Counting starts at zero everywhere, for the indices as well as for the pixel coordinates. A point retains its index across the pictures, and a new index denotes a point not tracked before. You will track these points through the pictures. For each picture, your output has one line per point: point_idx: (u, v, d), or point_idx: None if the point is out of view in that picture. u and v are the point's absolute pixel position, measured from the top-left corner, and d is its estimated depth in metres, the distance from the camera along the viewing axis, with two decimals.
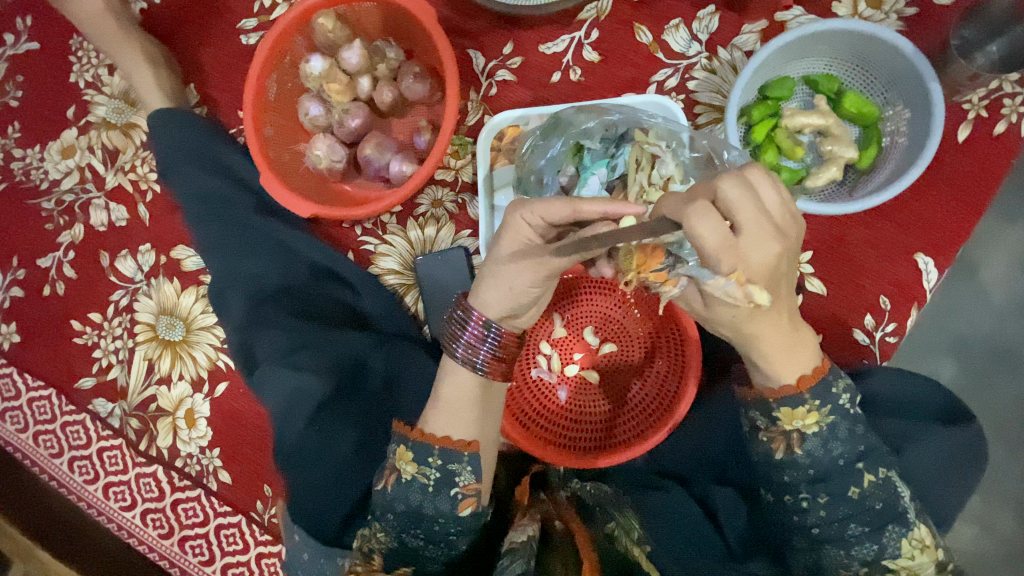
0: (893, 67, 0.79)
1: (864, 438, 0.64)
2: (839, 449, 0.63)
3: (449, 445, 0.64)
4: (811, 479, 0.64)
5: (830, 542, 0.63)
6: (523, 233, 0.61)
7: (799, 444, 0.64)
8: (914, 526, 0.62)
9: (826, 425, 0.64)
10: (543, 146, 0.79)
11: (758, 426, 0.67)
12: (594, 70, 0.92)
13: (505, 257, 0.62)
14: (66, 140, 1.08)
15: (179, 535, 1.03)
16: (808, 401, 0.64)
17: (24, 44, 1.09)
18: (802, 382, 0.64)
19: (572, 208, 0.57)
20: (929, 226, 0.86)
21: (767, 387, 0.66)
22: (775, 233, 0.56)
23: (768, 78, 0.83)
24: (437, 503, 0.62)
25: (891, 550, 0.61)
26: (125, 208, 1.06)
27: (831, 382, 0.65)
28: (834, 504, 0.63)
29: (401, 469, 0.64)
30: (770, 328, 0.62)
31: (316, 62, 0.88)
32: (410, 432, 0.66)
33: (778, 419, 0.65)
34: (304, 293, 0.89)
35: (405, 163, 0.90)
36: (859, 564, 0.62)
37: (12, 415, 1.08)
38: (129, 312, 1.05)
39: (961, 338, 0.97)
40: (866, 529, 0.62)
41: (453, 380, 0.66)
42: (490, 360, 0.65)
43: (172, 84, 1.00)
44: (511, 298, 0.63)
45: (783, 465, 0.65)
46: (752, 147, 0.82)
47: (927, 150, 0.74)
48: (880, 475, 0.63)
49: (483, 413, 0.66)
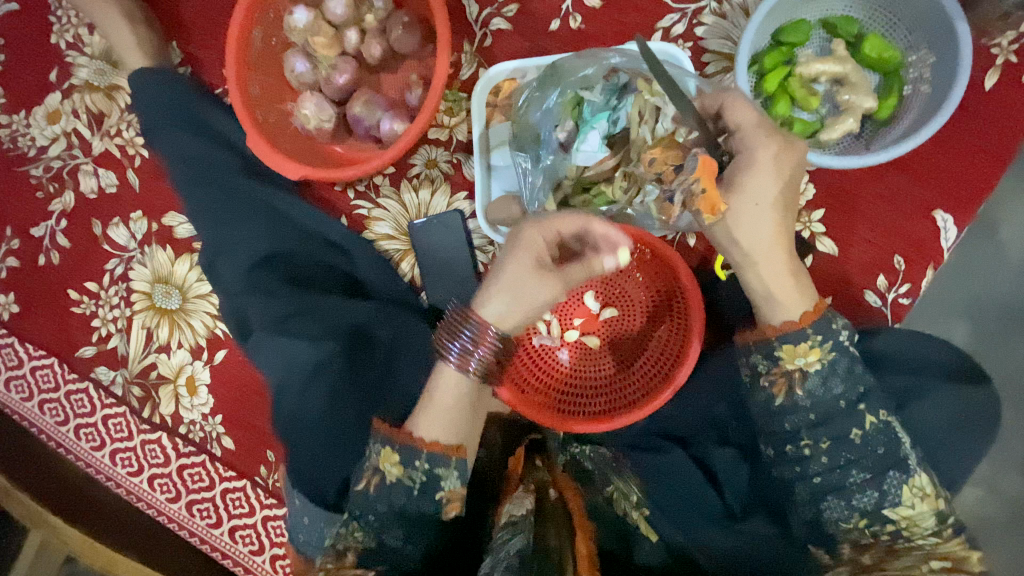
0: (918, 7, 0.73)
1: (864, 378, 0.62)
2: (840, 388, 0.61)
3: (437, 449, 0.62)
4: (812, 424, 0.62)
5: (831, 493, 0.61)
6: (539, 245, 0.63)
7: (800, 385, 0.62)
8: (915, 474, 0.59)
9: (827, 362, 0.61)
10: (539, 98, 0.75)
11: (759, 370, 0.64)
12: (595, 17, 0.86)
13: (513, 271, 0.63)
14: (50, 105, 1.04)
15: (186, 499, 1.04)
16: (810, 337, 0.62)
17: (1, 3, 1.05)
18: (804, 318, 0.63)
19: (584, 221, 0.63)
20: (950, 180, 0.81)
21: (771, 325, 0.64)
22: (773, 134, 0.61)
23: (783, 22, 0.77)
24: (421, 505, 0.60)
25: (891, 497, 0.59)
26: (114, 174, 1.03)
27: (832, 318, 0.63)
28: (836, 449, 0.61)
29: (385, 471, 0.62)
30: (773, 251, 0.64)
31: (299, 13, 0.83)
32: (395, 435, 0.63)
33: (779, 358, 0.63)
34: (297, 260, 0.87)
35: (397, 121, 0.85)
36: (858, 516, 0.60)
37: (16, 384, 1.09)
38: (124, 281, 1.04)
39: (977, 299, 0.93)
40: (868, 475, 0.60)
41: (445, 382, 0.65)
42: (492, 362, 0.65)
43: (153, 41, 0.95)
44: (520, 306, 0.64)
45: (782, 411, 0.63)
46: (764, 98, 0.77)
47: (953, 96, 0.69)
48: (881, 418, 0.61)
49: (470, 419, 0.65)
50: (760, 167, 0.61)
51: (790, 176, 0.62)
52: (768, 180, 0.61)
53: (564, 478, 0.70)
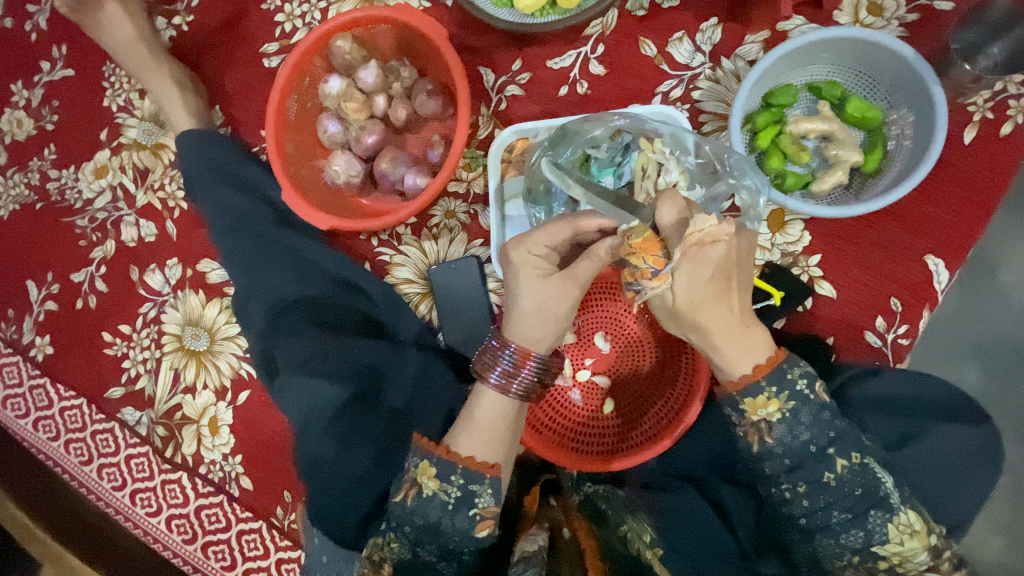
0: (895, 72, 0.80)
1: (832, 423, 0.64)
2: (806, 434, 0.64)
3: (472, 466, 0.65)
4: (788, 468, 0.64)
5: (818, 532, 0.63)
6: (537, 264, 0.68)
7: (769, 433, 0.64)
8: (899, 511, 0.61)
9: (788, 412, 0.64)
10: (552, 156, 0.80)
11: (733, 421, 0.68)
12: (601, 82, 0.94)
13: (527, 296, 0.68)
14: (100, 161, 1.14)
15: (202, 540, 1.06)
16: (765, 389, 0.65)
17: (61, 71, 1.16)
18: (757, 371, 0.65)
19: (572, 226, 0.66)
20: (938, 227, 0.86)
21: (729, 381, 0.67)
22: (698, 252, 0.62)
23: (771, 86, 0.84)
24: (455, 521, 0.64)
25: (878, 536, 0.61)
26: (154, 224, 1.11)
27: (787, 369, 0.65)
28: (813, 493, 0.63)
29: (422, 484, 0.65)
30: (724, 327, 0.66)
31: (334, 82, 0.94)
32: (435, 449, 0.66)
33: (744, 411, 0.66)
34: (320, 303, 0.92)
35: (420, 176, 0.93)
36: (850, 553, 0.62)
37: (45, 424, 1.13)
38: (156, 324, 1.10)
39: (980, 341, 0.96)
40: (849, 516, 0.62)
41: (487, 403, 0.68)
42: (535, 379, 0.68)
43: (199, 106, 1.05)
44: (551, 323, 0.68)
45: (761, 456, 0.65)
46: (757, 154, 0.83)
47: (932, 151, 0.75)
48: (854, 460, 0.63)
49: (510, 440, 0.69)
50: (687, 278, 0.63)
51: (718, 275, 0.63)
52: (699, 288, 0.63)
53: (578, 518, 0.71)
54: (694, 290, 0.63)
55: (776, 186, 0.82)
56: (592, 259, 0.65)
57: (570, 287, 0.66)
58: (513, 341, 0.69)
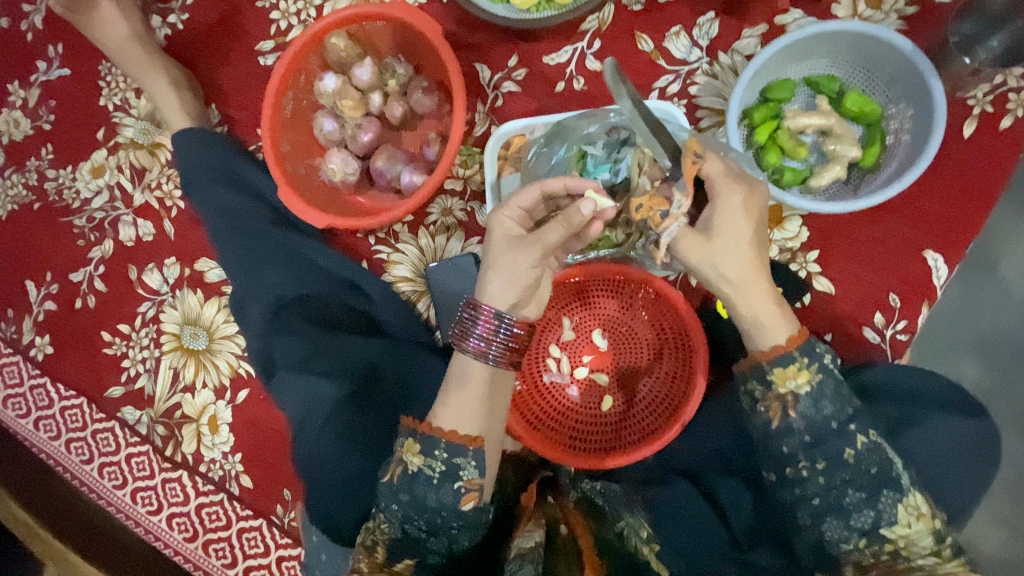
0: (893, 66, 0.80)
1: (851, 399, 0.65)
2: (830, 409, 0.63)
3: (456, 439, 0.65)
4: (807, 445, 0.64)
5: (830, 513, 0.63)
6: (509, 226, 0.67)
7: (793, 406, 0.64)
8: (908, 492, 0.62)
9: (815, 383, 0.64)
10: (547, 153, 0.82)
11: (755, 396, 0.67)
12: (597, 78, 0.94)
13: (498, 256, 0.67)
14: (97, 161, 1.13)
15: (203, 538, 1.06)
16: (798, 359, 0.64)
17: (56, 70, 1.15)
18: (792, 342, 0.65)
19: (540, 189, 0.69)
20: (937, 223, 0.85)
21: (761, 351, 0.66)
22: (743, 196, 0.64)
23: (769, 80, 0.84)
24: (440, 495, 0.63)
25: (887, 517, 0.61)
26: (152, 223, 1.11)
27: (816, 343, 0.66)
28: (831, 470, 0.63)
29: (408, 461, 0.65)
30: (755, 288, 0.65)
31: (329, 80, 0.93)
32: (417, 425, 0.67)
33: (772, 382, 0.65)
34: (319, 301, 0.91)
35: (417, 173, 0.93)
36: (858, 536, 0.62)
37: (46, 423, 1.13)
38: (155, 323, 1.10)
39: (980, 336, 0.95)
40: (863, 495, 0.62)
41: (465, 373, 0.68)
42: (504, 342, 0.66)
43: (194, 105, 1.05)
44: (519, 283, 0.66)
45: (779, 434, 0.65)
46: (756, 149, 0.83)
47: (931, 145, 0.74)
48: (871, 438, 0.63)
49: (492, 411, 0.68)
50: (724, 223, 0.64)
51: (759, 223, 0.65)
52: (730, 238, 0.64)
53: (576, 514, 0.71)
54: (727, 233, 0.64)
55: (774, 182, 0.81)
56: (562, 223, 0.64)
57: (541, 249, 0.65)
58: (485, 303, 0.66)
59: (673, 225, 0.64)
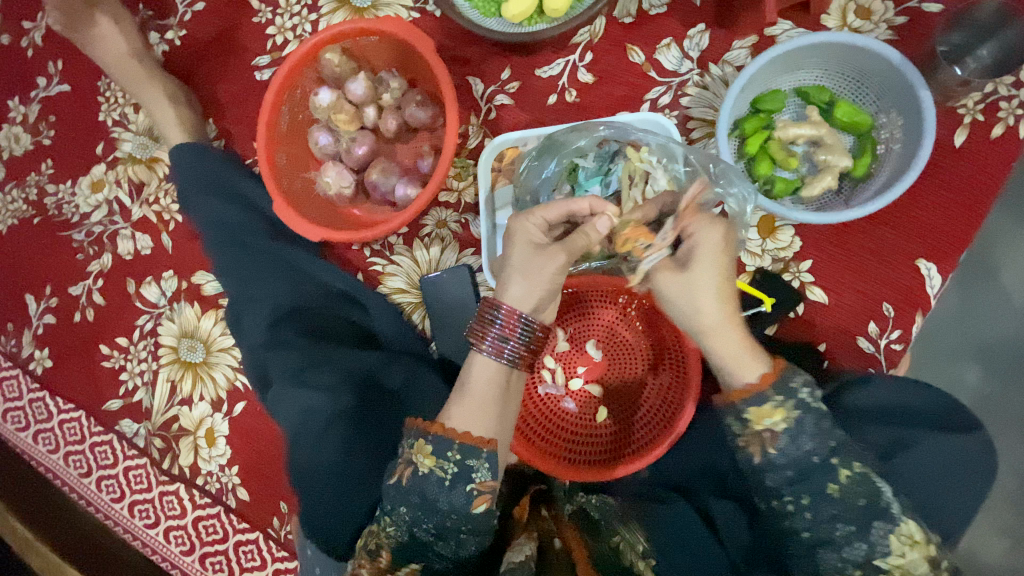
0: (883, 77, 0.80)
1: (833, 432, 0.63)
2: (810, 445, 0.62)
3: (469, 441, 0.63)
4: (790, 480, 0.63)
5: (821, 546, 0.62)
6: (532, 233, 0.68)
7: (771, 444, 0.63)
8: (902, 522, 0.60)
9: (793, 421, 0.63)
10: (537, 167, 0.82)
11: (735, 432, 0.66)
12: (589, 90, 0.94)
13: (517, 257, 0.67)
14: (96, 175, 1.14)
15: (200, 552, 1.06)
16: (771, 398, 0.63)
17: (56, 86, 1.17)
18: (767, 378, 0.65)
19: (568, 206, 0.69)
20: (930, 231, 0.85)
21: (745, 382, 0.66)
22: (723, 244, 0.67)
23: (759, 91, 0.84)
24: (452, 498, 0.62)
25: (880, 548, 0.60)
26: (150, 237, 1.12)
27: (790, 377, 0.65)
28: (817, 504, 0.62)
29: (418, 462, 0.64)
30: (723, 323, 0.67)
31: (324, 94, 0.94)
32: (429, 427, 0.65)
33: (749, 420, 0.64)
34: (315, 313, 0.92)
35: (411, 186, 0.93)
36: (853, 566, 0.61)
37: (44, 436, 1.14)
38: (153, 336, 1.10)
39: (978, 343, 0.95)
40: (852, 528, 0.61)
41: (477, 375, 0.67)
42: (523, 347, 0.67)
43: (192, 120, 1.06)
44: (539, 286, 0.66)
45: (763, 469, 0.65)
46: (747, 159, 0.84)
47: (920, 154, 0.74)
48: (856, 470, 0.62)
49: (502, 413, 0.67)
50: (702, 258, 0.66)
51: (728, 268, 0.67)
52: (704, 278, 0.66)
53: (570, 528, 0.71)
54: (703, 271, 0.66)
55: (765, 192, 0.82)
56: (589, 235, 0.68)
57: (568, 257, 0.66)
58: (503, 301, 0.67)
59: (656, 254, 0.70)
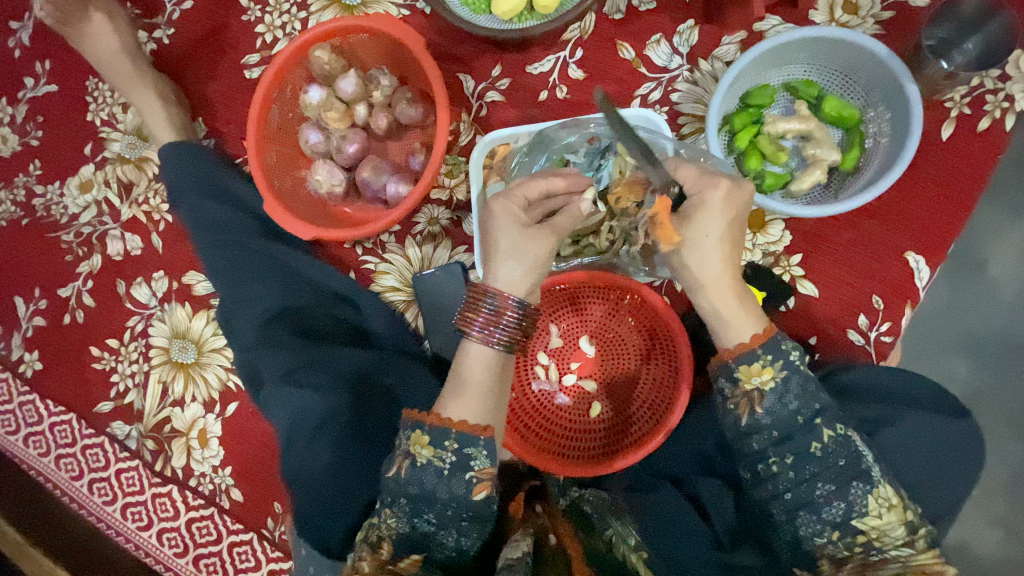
0: (870, 71, 0.81)
1: (818, 395, 0.65)
2: (795, 404, 0.64)
3: (466, 429, 0.63)
4: (776, 441, 0.64)
5: (803, 508, 0.63)
6: (515, 213, 0.68)
7: (759, 403, 0.64)
8: (879, 484, 0.62)
9: (780, 380, 0.64)
10: (528, 163, 0.83)
11: (726, 394, 0.67)
12: (580, 87, 0.95)
13: (503, 239, 0.67)
14: (84, 175, 1.13)
15: (193, 553, 1.06)
16: (761, 357, 0.64)
17: (43, 86, 1.16)
18: (755, 339, 0.65)
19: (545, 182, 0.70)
20: (917, 224, 0.86)
21: (727, 348, 0.67)
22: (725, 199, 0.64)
23: (749, 86, 0.85)
24: (452, 487, 0.62)
25: (857, 508, 0.61)
26: (140, 238, 1.11)
27: (781, 339, 0.65)
28: (800, 464, 0.63)
29: (415, 454, 0.63)
30: (718, 279, 0.66)
31: (313, 93, 0.94)
32: (424, 417, 0.64)
33: (738, 379, 0.65)
34: (306, 313, 0.92)
35: (402, 183, 0.93)
36: (829, 529, 0.62)
37: (35, 439, 1.13)
38: (144, 337, 1.10)
39: (967, 335, 0.96)
40: (832, 487, 0.62)
41: (473, 362, 0.67)
42: (514, 330, 0.67)
43: (181, 118, 1.05)
44: (528, 266, 0.67)
45: (749, 431, 0.65)
46: (736, 155, 0.84)
47: (908, 147, 0.75)
48: (839, 431, 0.64)
49: (501, 398, 0.68)
50: (703, 217, 0.64)
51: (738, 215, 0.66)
52: (704, 237, 0.65)
53: (565, 523, 0.70)
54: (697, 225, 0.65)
55: (756, 187, 0.82)
56: (572, 213, 0.68)
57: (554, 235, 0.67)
58: (490, 286, 0.67)
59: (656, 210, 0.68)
